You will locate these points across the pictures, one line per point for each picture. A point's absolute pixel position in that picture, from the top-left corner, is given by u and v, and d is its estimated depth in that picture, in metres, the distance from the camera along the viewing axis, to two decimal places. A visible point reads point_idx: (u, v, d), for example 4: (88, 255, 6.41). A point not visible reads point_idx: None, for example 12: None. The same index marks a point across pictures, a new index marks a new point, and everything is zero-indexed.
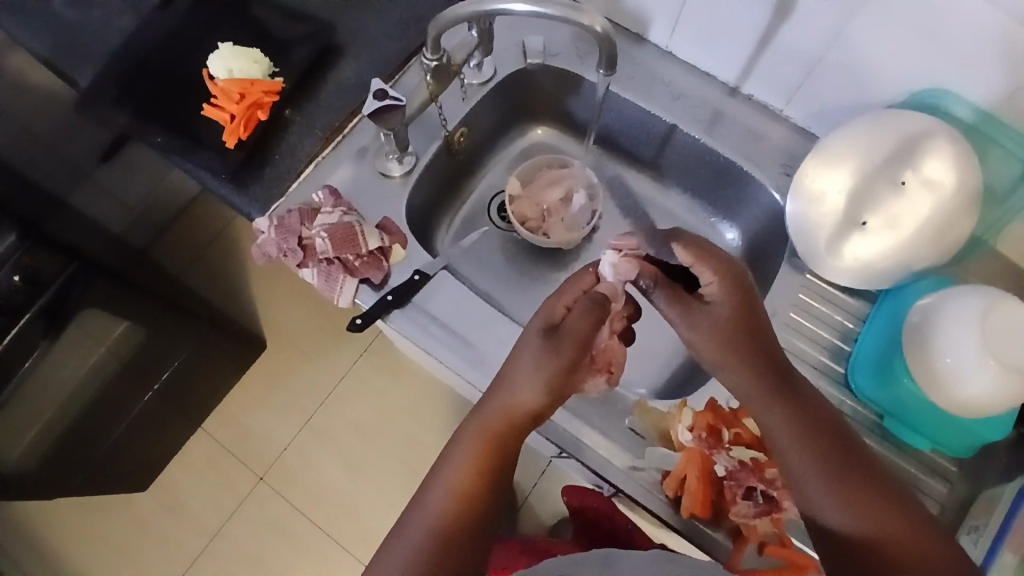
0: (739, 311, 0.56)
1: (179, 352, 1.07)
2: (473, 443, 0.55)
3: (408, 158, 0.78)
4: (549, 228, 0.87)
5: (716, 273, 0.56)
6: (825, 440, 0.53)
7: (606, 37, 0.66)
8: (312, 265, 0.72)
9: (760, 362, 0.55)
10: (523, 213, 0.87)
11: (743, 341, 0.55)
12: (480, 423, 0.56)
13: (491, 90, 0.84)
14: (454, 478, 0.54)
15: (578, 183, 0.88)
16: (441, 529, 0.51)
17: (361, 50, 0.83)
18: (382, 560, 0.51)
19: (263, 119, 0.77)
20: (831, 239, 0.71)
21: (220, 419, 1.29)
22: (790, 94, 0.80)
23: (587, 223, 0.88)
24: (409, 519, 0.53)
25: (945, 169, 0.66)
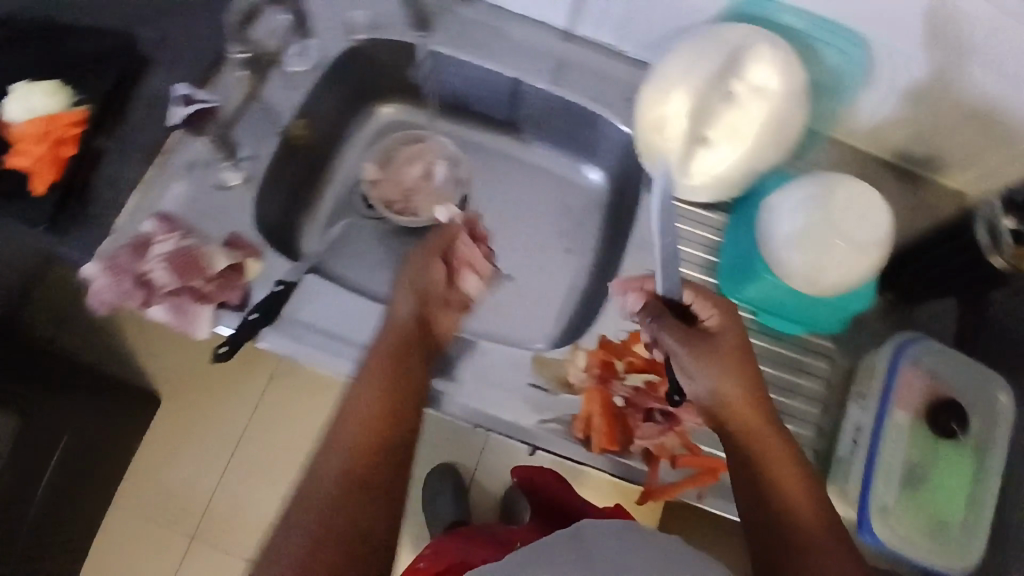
0: (732, 350, 0.60)
1: (67, 422, 0.96)
2: (366, 381, 0.59)
3: (244, 164, 0.73)
4: (417, 206, 0.84)
5: (718, 310, 0.62)
6: (764, 433, 0.58)
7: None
8: (159, 302, 0.66)
9: (732, 373, 0.59)
10: (385, 194, 0.85)
11: (723, 361, 0.59)
12: (382, 347, 0.62)
13: (321, 75, 0.78)
14: (348, 419, 0.57)
15: (440, 155, 0.87)
16: (355, 450, 0.55)
17: (167, 58, 0.75)
18: (299, 503, 0.53)
19: (72, 154, 0.69)
20: (681, 159, 0.73)
21: (134, 487, 1.19)
22: (619, 28, 0.80)
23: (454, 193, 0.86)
24: (315, 476, 0.54)
25: (771, 74, 0.69)
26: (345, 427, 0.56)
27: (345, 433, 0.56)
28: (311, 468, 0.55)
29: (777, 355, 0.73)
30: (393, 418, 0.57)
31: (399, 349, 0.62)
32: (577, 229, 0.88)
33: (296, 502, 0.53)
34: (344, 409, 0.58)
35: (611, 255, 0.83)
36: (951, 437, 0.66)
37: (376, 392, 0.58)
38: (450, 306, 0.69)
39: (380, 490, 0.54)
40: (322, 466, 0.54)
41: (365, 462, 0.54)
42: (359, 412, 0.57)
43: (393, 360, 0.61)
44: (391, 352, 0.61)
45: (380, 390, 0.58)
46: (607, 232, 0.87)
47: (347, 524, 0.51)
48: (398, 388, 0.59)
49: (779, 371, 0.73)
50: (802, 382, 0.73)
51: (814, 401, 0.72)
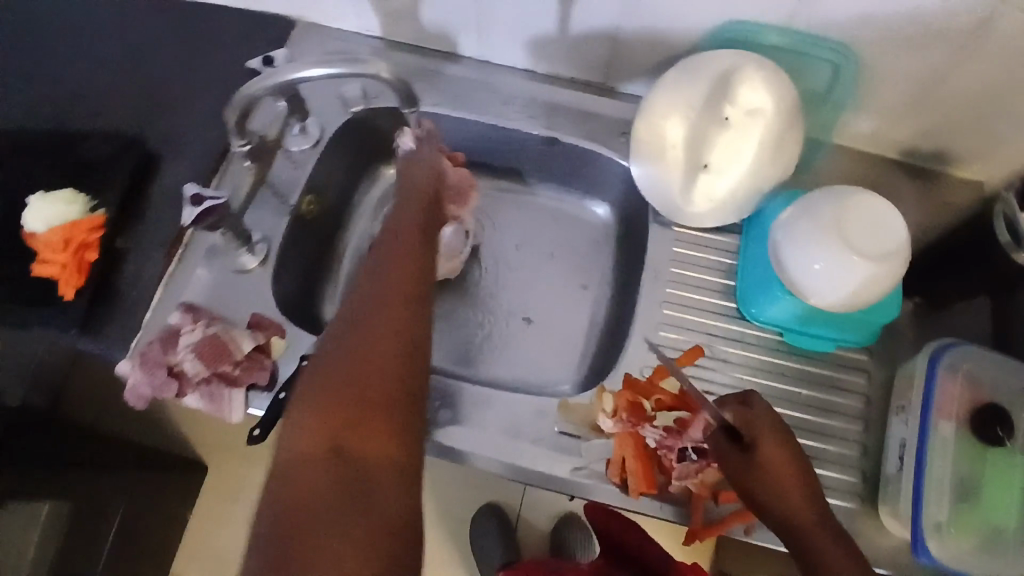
0: (775, 457, 0.58)
1: (115, 507, 0.99)
2: (374, 292, 0.55)
3: (259, 245, 0.74)
4: None
5: (744, 419, 0.60)
6: (810, 534, 0.55)
7: (399, 82, 0.67)
8: (192, 391, 0.68)
9: (763, 481, 0.57)
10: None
11: (752, 470, 0.58)
12: (385, 257, 0.59)
13: (324, 149, 0.81)
14: (369, 338, 0.51)
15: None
16: (390, 363, 0.50)
17: (179, 154, 0.79)
18: (334, 424, 0.46)
19: (96, 258, 0.72)
20: (684, 187, 0.74)
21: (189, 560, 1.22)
22: (605, 67, 0.81)
23: (464, 244, 0.85)
24: (344, 390, 0.48)
25: (762, 95, 0.70)
26: (365, 346, 0.50)
27: (369, 348, 0.50)
28: (314, 378, 0.49)
29: (809, 374, 0.72)
30: (416, 343, 0.51)
31: (407, 258, 0.59)
32: (592, 264, 0.88)
33: (298, 420, 0.47)
34: (357, 328, 0.52)
35: (628, 288, 0.83)
36: (997, 443, 0.63)
37: (391, 299, 0.54)
38: (443, 222, 0.72)
39: (404, 418, 0.48)
40: (333, 384, 0.48)
41: (401, 361, 0.50)
42: (378, 327, 0.52)
43: (410, 276, 0.57)
44: (407, 282, 0.56)
45: (399, 318, 0.53)
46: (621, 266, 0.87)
47: (363, 451, 0.45)
48: (419, 318, 0.54)
49: (812, 389, 0.72)
50: (839, 399, 0.71)
51: (855, 419, 0.71)
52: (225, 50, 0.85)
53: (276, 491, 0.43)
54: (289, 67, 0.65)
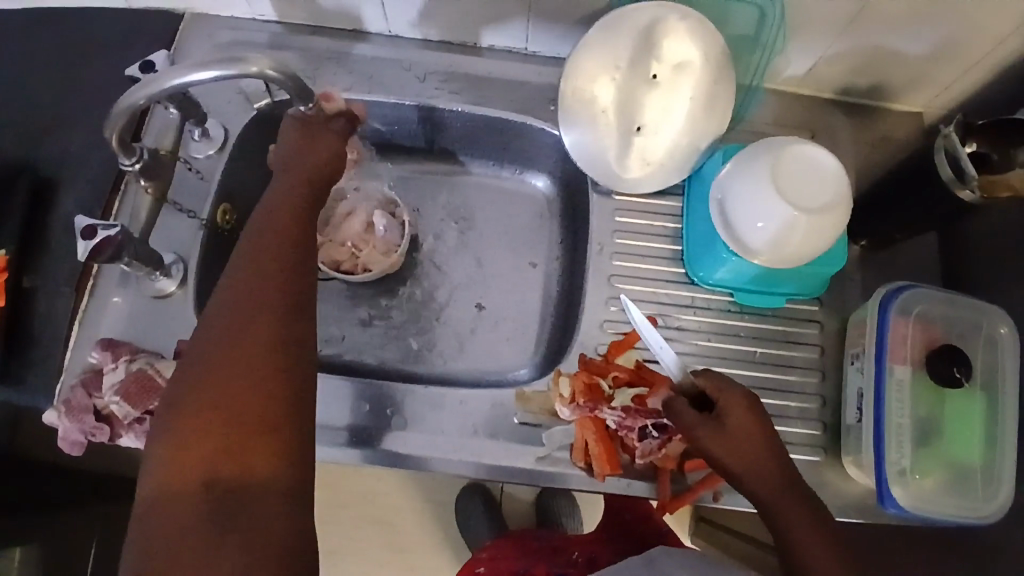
0: (746, 426, 0.56)
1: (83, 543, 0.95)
2: (246, 283, 0.53)
3: (175, 266, 0.69)
4: (367, 261, 0.80)
5: (717, 387, 0.57)
6: (778, 496, 0.55)
7: (288, 76, 0.58)
8: (127, 431, 0.64)
9: (732, 447, 0.56)
10: (334, 258, 0.80)
11: (723, 438, 0.56)
12: (262, 243, 0.55)
13: (230, 153, 0.74)
14: (236, 332, 0.51)
15: (380, 205, 0.82)
16: (264, 354, 0.50)
17: (75, 178, 0.72)
18: (202, 424, 0.47)
19: (4, 303, 0.66)
20: (619, 154, 0.70)
21: None
22: (524, 31, 0.76)
23: (401, 238, 0.81)
24: (213, 389, 0.49)
25: (688, 48, 0.66)
26: (234, 340, 0.51)
27: (240, 347, 0.50)
28: (180, 401, 0.48)
29: (763, 332, 0.71)
30: (290, 345, 0.51)
31: (286, 247, 0.55)
32: (539, 240, 0.84)
33: (165, 448, 0.47)
34: (225, 324, 0.52)
35: (576, 262, 0.80)
36: (956, 384, 0.61)
37: (263, 290, 0.53)
38: None
39: (279, 440, 0.48)
40: (198, 412, 0.48)
41: (273, 352, 0.50)
42: (245, 320, 0.51)
43: (284, 261, 0.55)
44: (281, 285, 0.53)
45: (268, 330, 0.51)
46: (568, 238, 0.83)
47: (235, 480, 0.46)
48: (292, 326, 0.52)
49: (766, 347, 0.70)
50: (795, 353, 0.71)
51: (812, 371, 0.70)
52: (108, 55, 0.77)
53: (156, 517, 0.45)
54: (168, 70, 0.55)
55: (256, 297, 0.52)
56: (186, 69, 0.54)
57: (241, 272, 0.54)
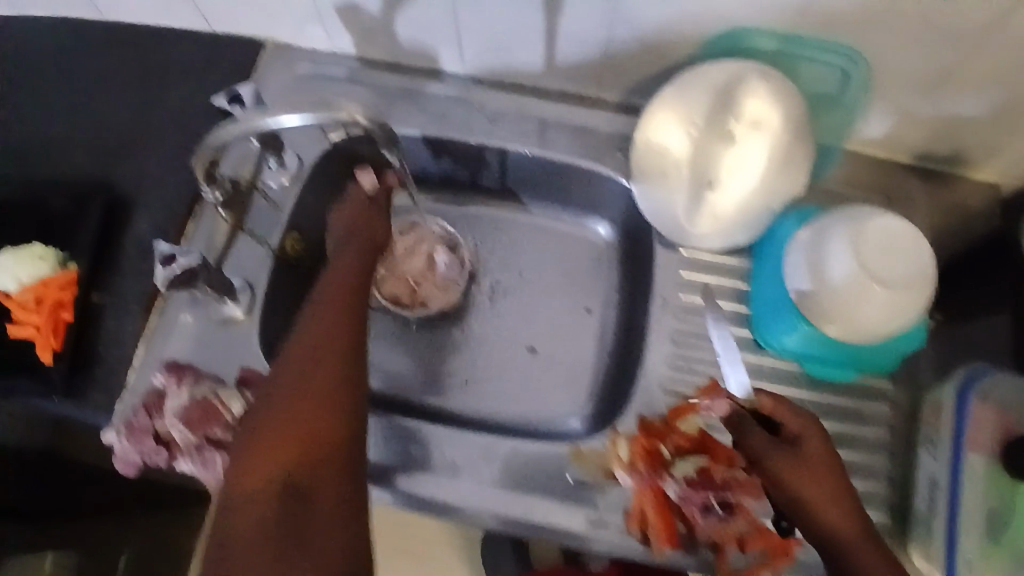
0: (820, 459, 0.57)
1: None
2: (321, 316, 0.58)
3: (244, 293, 0.70)
4: (425, 296, 0.81)
5: (795, 415, 0.59)
6: (846, 526, 0.55)
7: (375, 122, 0.58)
8: (183, 457, 0.64)
9: (806, 478, 0.57)
10: (392, 293, 0.81)
11: (800, 471, 0.57)
12: (334, 285, 0.61)
13: (305, 181, 0.76)
14: (311, 357, 0.56)
15: (440, 241, 0.82)
16: (335, 379, 0.54)
17: (152, 198, 0.74)
18: (281, 434, 0.51)
19: (71, 317, 0.68)
20: (689, 208, 0.68)
21: None
22: (598, 78, 0.76)
23: (459, 274, 0.81)
24: (288, 404, 0.53)
25: (768, 105, 0.64)
26: (308, 364, 0.55)
27: (313, 370, 0.55)
28: (262, 419, 0.53)
29: (829, 405, 0.69)
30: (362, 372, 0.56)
31: (354, 289, 0.60)
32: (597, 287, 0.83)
33: (246, 454, 0.51)
34: (299, 352, 0.56)
35: (634, 314, 0.78)
36: None
37: (334, 324, 0.58)
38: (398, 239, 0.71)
39: (344, 460, 0.52)
40: (272, 429, 0.52)
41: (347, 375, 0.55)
42: (320, 345, 0.56)
43: (351, 298, 0.60)
44: (356, 324, 0.58)
45: (341, 363, 0.55)
46: (626, 288, 0.81)
47: (308, 488, 0.50)
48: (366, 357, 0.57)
49: (832, 421, 0.68)
50: (862, 431, 0.68)
51: (880, 450, 0.68)
52: (191, 80, 0.79)
53: (229, 518, 0.48)
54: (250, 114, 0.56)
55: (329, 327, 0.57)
56: (275, 112, 0.54)
57: (315, 309, 0.59)
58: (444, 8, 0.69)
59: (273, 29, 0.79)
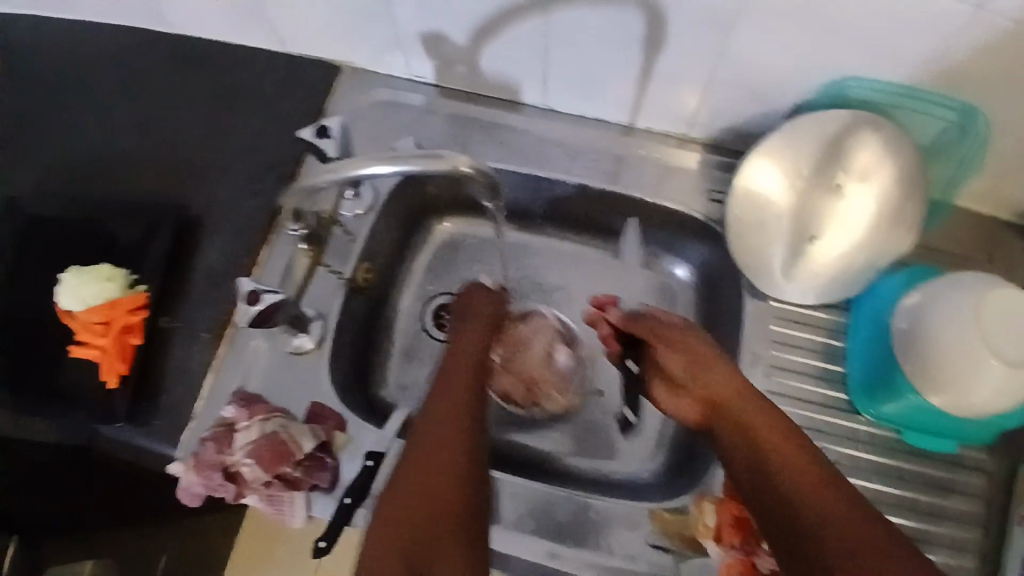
0: (717, 369, 0.60)
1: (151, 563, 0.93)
2: (441, 389, 0.58)
3: (316, 325, 0.69)
4: (540, 396, 0.77)
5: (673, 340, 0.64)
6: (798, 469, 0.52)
7: (484, 174, 0.54)
8: (251, 493, 0.62)
9: (718, 384, 0.60)
10: (505, 388, 0.77)
11: (717, 399, 0.59)
12: (455, 361, 0.60)
13: (378, 214, 0.74)
14: (433, 427, 0.54)
15: (560, 336, 0.79)
16: (455, 448, 0.53)
17: (223, 221, 0.72)
18: (407, 502, 0.49)
19: (139, 342, 0.66)
20: (787, 261, 0.66)
21: None
22: (689, 119, 0.72)
23: (578, 378, 0.78)
24: (412, 473, 0.51)
25: (881, 161, 0.62)
26: (430, 433, 0.54)
27: (436, 438, 0.53)
28: (389, 485, 0.51)
29: (927, 477, 0.64)
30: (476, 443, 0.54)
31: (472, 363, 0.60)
32: None
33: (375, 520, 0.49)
34: (422, 422, 0.55)
35: None
36: None
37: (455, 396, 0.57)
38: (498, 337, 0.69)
39: (465, 530, 0.48)
40: (397, 499, 0.49)
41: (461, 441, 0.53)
42: (442, 415, 0.55)
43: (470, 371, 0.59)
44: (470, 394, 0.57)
45: (460, 432, 0.54)
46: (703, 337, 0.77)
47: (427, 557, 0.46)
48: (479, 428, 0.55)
49: (932, 496, 0.64)
50: (952, 504, 0.64)
51: (973, 525, 0.63)
52: (265, 101, 0.77)
53: None
54: (353, 159, 0.53)
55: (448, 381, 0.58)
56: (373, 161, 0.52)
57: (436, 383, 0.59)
58: (536, 43, 0.67)
59: (352, 53, 0.76)
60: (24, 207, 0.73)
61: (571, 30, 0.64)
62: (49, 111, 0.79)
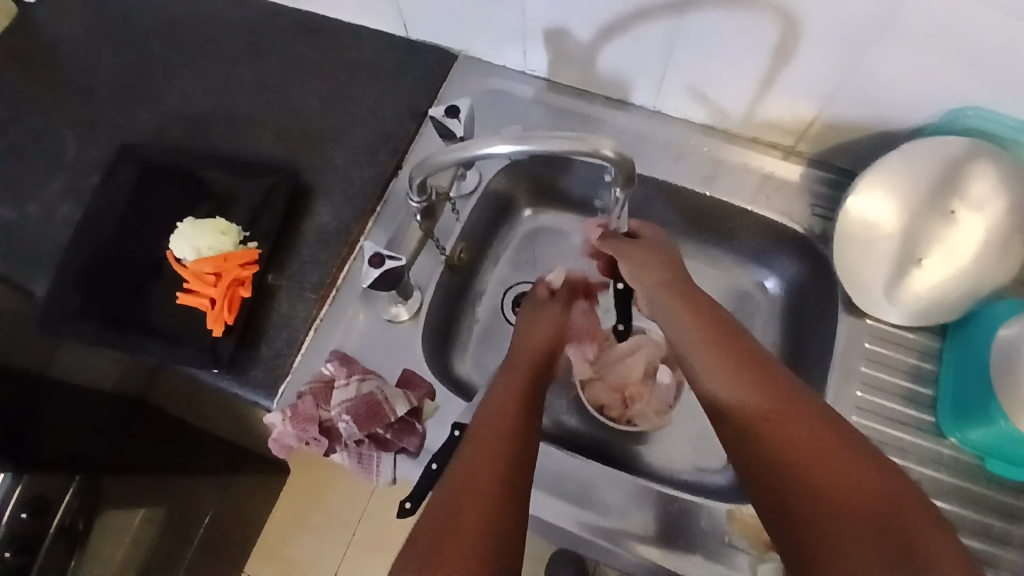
0: (662, 276, 0.62)
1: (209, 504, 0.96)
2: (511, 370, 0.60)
3: (414, 297, 0.72)
4: (634, 413, 0.77)
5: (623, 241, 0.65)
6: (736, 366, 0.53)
7: (621, 159, 0.55)
8: (342, 449, 0.64)
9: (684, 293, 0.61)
10: (600, 399, 0.77)
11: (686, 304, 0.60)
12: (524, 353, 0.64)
13: (479, 197, 0.77)
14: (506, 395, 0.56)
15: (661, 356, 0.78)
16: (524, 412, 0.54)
17: (333, 187, 0.75)
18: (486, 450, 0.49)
19: (247, 294, 0.69)
20: (890, 283, 0.67)
21: (265, 555, 1.20)
22: (798, 133, 0.73)
23: (676, 398, 0.77)
24: (487, 427, 0.52)
25: (997, 190, 0.63)
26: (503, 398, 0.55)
27: (506, 401, 0.55)
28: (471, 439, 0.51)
29: (1010, 509, 0.63)
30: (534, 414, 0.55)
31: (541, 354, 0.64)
32: None
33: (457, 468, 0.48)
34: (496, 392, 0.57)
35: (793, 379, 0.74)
36: None
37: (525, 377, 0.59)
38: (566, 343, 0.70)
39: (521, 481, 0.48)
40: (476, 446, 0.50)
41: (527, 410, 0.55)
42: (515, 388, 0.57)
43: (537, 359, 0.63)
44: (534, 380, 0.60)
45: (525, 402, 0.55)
46: (785, 349, 0.78)
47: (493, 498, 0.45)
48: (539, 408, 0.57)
49: (1011, 528, 0.63)
50: None
51: None
52: (382, 78, 0.81)
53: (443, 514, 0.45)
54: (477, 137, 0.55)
55: (498, 402, 0.55)
56: (496, 141, 0.53)
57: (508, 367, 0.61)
58: (662, 44, 0.68)
59: (471, 41, 0.79)
60: (144, 153, 0.76)
61: (699, 35, 0.65)
62: (177, 66, 0.83)
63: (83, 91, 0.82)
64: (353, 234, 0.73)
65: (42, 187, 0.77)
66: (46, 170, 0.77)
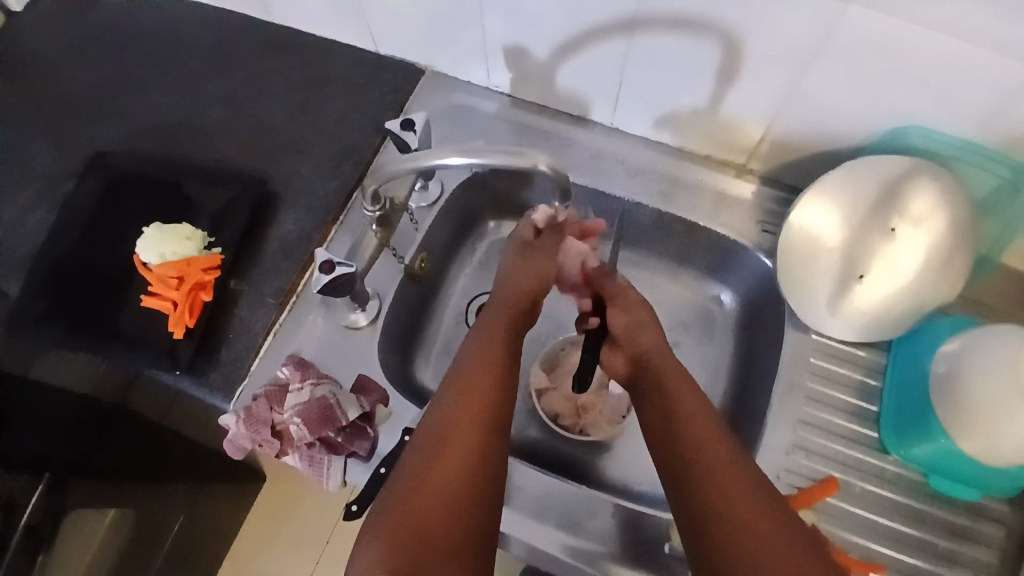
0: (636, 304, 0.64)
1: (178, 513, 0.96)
2: (482, 332, 0.57)
3: (372, 304, 0.74)
4: (587, 422, 0.77)
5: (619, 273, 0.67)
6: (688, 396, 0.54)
7: (558, 175, 0.58)
8: (293, 452, 0.65)
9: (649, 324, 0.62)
10: (555, 408, 0.78)
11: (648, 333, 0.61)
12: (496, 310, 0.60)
13: (441, 208, 0.79)
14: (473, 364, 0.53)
15: None
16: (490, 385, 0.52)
17: (298, 197, 0.77)
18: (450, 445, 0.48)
19: (208, 299, 0.70)
20: (833, 297, 0.69)
21: (236, 564, 1.20)
22: (749, 151, 0.75)
23: (628, 409, 0.78)
24: (454, 412, 0.50)
25: (935, 208, 0.64)
26: (471, 367, 0.53)
27: (474, 373, 0.53)
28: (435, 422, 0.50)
29: (952, 525, 0.64)
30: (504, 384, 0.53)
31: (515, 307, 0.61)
32: (706, 353, 0.82)
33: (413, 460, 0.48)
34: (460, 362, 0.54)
35: (746, 393, 0.76)
36: None
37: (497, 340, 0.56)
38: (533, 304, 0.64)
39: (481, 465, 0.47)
40: (439, 430, 0.49)
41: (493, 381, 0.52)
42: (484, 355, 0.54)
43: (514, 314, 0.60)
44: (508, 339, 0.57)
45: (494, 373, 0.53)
46: (740, 363, 0.79)
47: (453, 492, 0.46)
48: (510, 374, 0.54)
49: (952, 543, 0.63)
50: (971, 552, 0.63)
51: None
52: (350, 93, 0.83)
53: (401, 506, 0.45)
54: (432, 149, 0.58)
55: (469, 370, 0.53)
56: (447, 153, 0.56)
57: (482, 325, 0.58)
58: (615, 63, 0.70)
59: (436, 58, 0.82)
60: (115, 162, 0.78)
61: (648, 55, 0.67)
62: (152, 79, 0.85)
63: (60, 102, 0.84)
64: (314, 242, 0.75)
65: (14, 193, 0.79)
66: (19, 177, 0.79)
